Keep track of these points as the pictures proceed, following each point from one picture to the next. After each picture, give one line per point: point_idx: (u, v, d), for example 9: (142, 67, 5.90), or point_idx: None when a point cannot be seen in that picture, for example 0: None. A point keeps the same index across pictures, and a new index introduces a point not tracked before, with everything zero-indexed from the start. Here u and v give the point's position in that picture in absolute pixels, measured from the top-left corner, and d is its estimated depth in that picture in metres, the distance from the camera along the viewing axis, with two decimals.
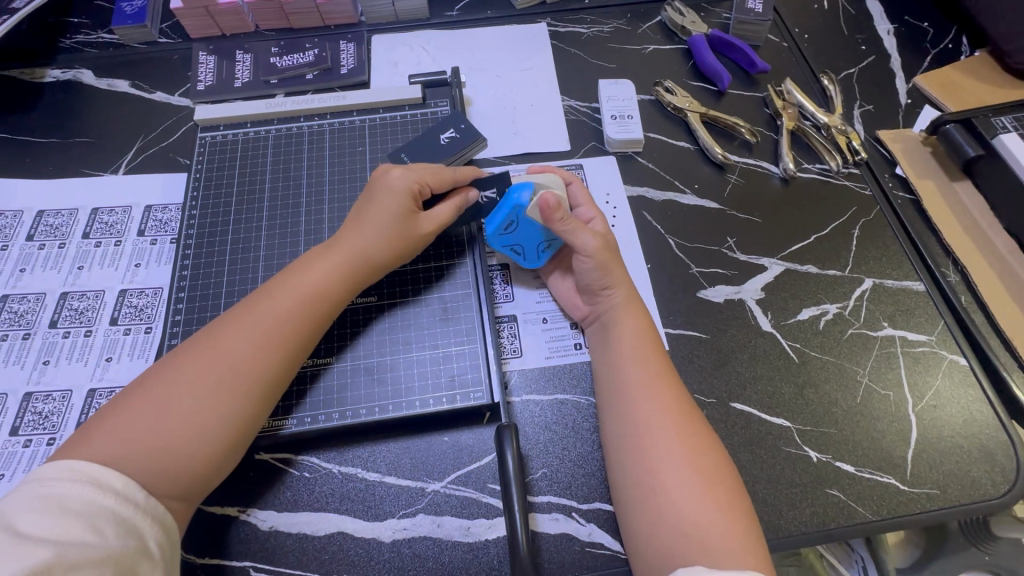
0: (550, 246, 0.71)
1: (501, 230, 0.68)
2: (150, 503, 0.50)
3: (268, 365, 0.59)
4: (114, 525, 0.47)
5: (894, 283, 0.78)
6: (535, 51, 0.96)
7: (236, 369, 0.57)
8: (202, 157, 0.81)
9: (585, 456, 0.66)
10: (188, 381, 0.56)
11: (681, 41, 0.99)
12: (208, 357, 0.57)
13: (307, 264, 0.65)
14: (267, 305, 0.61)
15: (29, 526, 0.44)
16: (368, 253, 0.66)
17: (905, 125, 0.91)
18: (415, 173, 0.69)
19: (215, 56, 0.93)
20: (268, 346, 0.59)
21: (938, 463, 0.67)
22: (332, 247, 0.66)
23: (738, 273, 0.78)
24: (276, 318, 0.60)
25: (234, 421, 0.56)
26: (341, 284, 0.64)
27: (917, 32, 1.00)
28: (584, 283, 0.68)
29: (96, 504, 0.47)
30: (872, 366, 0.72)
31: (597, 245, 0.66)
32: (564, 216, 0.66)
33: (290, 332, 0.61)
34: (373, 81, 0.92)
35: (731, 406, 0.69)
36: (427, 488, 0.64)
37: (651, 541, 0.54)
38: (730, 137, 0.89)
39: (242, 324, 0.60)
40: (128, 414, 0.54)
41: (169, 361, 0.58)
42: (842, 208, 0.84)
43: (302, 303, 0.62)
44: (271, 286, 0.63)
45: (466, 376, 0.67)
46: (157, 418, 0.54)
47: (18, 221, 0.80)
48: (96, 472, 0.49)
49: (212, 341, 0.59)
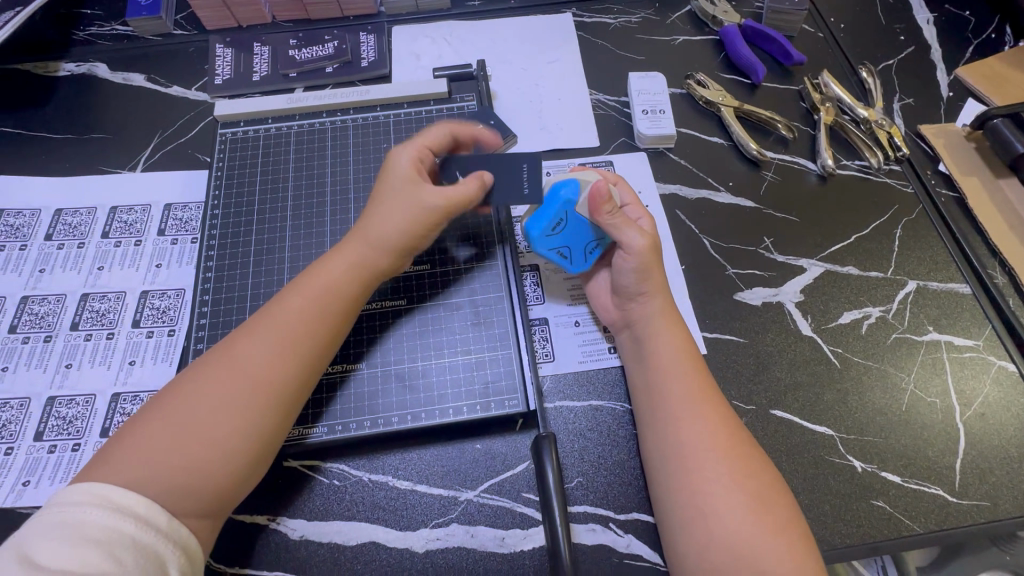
0: (599, 246, 0.67)
1: (548, 229, 0.65)
2: (172, 526, 0.48)
3: (285, 372, 0.56)
4: (133, 552, 0.45)
5: (938, 286, 0.75)
6: (560, 42, 0.93)
7: (254, 380, 0.54)
8: (223, 155, 0.79)
9: (623, 464, 0.64)
10: (203, 392, 0.53)
11: (712, 32, 0.95)
12: (222, 366, 0.55)
13: (321, 265, 0.62)
14: (286, 313, 0.58)
15: (46, 557, 0.43)
16: (376, 236, 0.62)
17: (947, 119, 0.88)
18: (412, 144, 0.66)
19: (232, 49, 0.90)
20: (283, 352, 0.56)
21: (987, 473, 0.65)
22: (347, 243, 0.63)
23: (776, 275, 0.75)
24: (291, 321, 0.58)
25: (252, 431, 0.53)
26: (353, 280, 0.62)
27: (958, 21, 0.96)
28: (621, 286, 0.65)
29: (114, 530, 0.45)
30: (916, 373, 0.70)
31: (643, 242, 0.63)
32: (612, 210, 0.63)
33: (308, 339, 0.58)
34: (394, 75, 0.90)
35: (772, 414, 0.67)
36: (461, 497, 0.62)
37: (703, 566, 0.52)
38: (765, 132, 0.86)
39: (261, 333, 0.57)
40: (144, 432, 0.51)
41: (185, 375, 0.55)
42: (883, 207, 0.81)
43: (316, 305, 0.59)
44: (285, 290, 0.61)
45: (500, 382, 0.65)
46: (173, 433, 0.51)
47: (36, 219, 0.79)
48: (116, 497, 0.47)
49: (225, 350, 0.56)
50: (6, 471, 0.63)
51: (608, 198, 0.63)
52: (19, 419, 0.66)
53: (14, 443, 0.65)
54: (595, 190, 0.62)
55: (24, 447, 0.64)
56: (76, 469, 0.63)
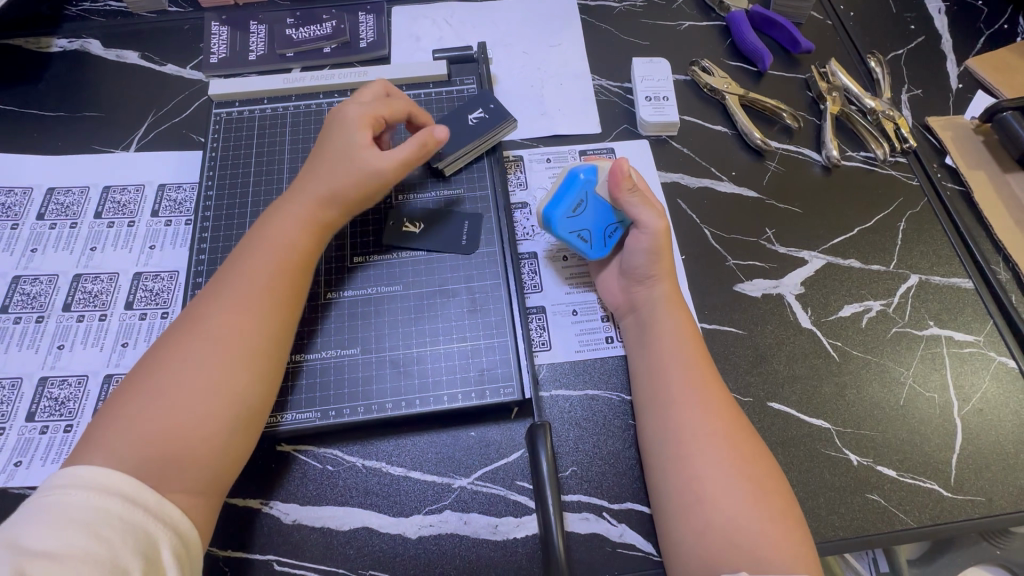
0: (619, 228, 0.67)
1: (569, 211, 0.66)
2: (160, 505, 0.47)
3: (246, 324, 0.55)
4: (119, 532, 0.44)
5: (940, 280, 0.75)
6: (564, 26, 0.91)
7: (218, 338, 0.54)
8: (218, 135, 0.78)
9: (617, 455, 0.64)
10: (169, 358, 0.53)
11: (718, 17, 0.93)
12: (185, 331, 0.55)
13: (273, 222, 0.62)
14: (242, 270, 0.58)
15: (33, 539, 0.42)
16: (328, 191, 0.63)
17: (955, 111, 0.86)
18: (368, 105, 0.67)
19: (228, 27, 0.89)
20: (242, 306, 0.56)
21: (983, 469, 0.65)
22: (292, 199, 0.64)
23: (776, 266, 0.75)
24: (248, 276, 0.58)
25: (221, 385, 0.52)
26: (307, 234, 0.62)
27: (970, 11, 0.94)
28: (631, 267, 0.66)
29: (99, 511, 0.44)
30: (916, 367, 0.69)
31: (659, 224, 0.65)
32: (631, 187, 0.65)
33: (268, 291, 0.58)
34: (393, 56, 0.88)
35: (769, 406, 0.67)
36: (454, 485, 0.62)
37: (699, 552, 0.51)
38: (770, 122, 0.85)
39: (221, 294, 0.57)
40: (118, 409, 0.50)
41: (154, 350, 0.55)
42: (888, 200, 0.80)
43: (273, 260, 0.59)
44: (239, 252, 0.61)
45: (495, 371, 0.65)
46: (146, 404, 0.50)
47: (28, 198, 0.77)
48: (101, 477, 0.46)
49: (185, 317, 0.56)
50: None
51: (626, 177, 0.66)
52: (11, 400, 0.65)
53: (6, 423, 0.64)
54: (614, 167, 0.66)
55: (16, 428, 0.64)
56: (68, 450, 0.63)
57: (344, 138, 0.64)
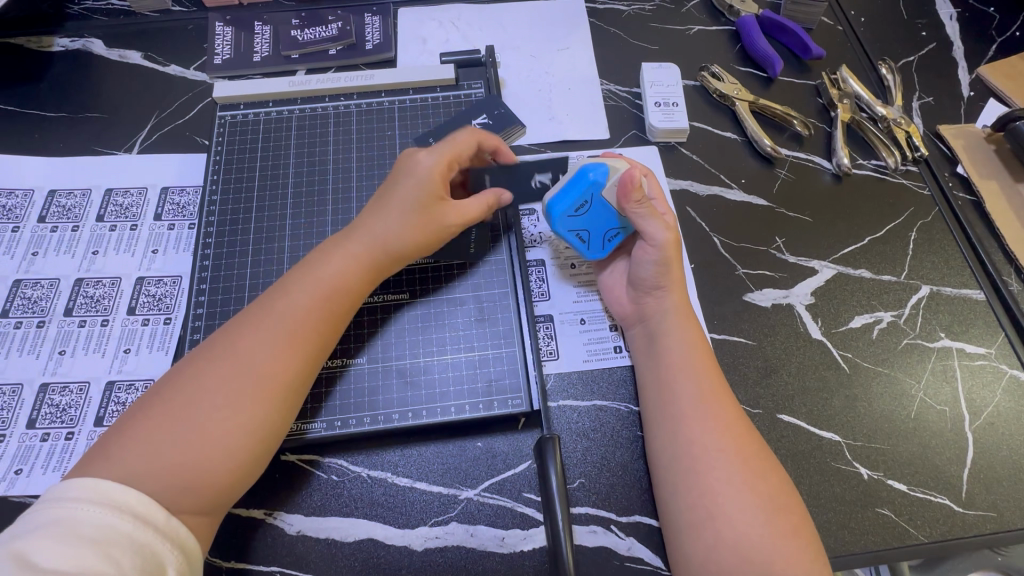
0: (620, 234, 0.66)
1: (572, 210, 0.64)
2: (168, 522, 0.46)
3: (290, 368, 0.54)
4: (126, 551, 0.43)
5: (952, 291, 0.74)
6: (572, 29, 0.90)
7: (254, 374, 0.53)
8: (222, 138, 0.77)
9: (625, 467, 0.63)
10: (206, 388, 0.51)
11: (728, 22, 0.92)
12: (227, 362, 0.53)
13: (325, 255, 0.60)
14: (285, 306, 0.56)
15: (36, 554, 0.41)
16: (388, 242, 0.61)
17: (966, 120, 0.85)
18: (442, 152, 0.63)
19: (232, 28, 0.87)
20: (289, 348, 0.55)
21: (994, 483, 0.64)
22: (351, 236, 0.61)
23: (786, 276, 0.74)
24: (295, 314, 0.56)
25: (255, 428, 0.52)
26: (358, 277, 0.60)
27: (982, 18, 0.93)
28: (639, 277, 0.64)
29: (107, 528, 0.43)
30: (927, 380, 0.69)
31: (668, 238, 0.63)
32: (641, 199, 0.62)
33: (309, 333, 0.56)
34: (400, 59, 0.87)
35: (778, 418, 0.66)
36: (461, 496, 0.61)
37: (711, 568, 0.51)
38: (779, 128, 0.84)
39: (260, 326, 0.55)
40: (144, 427, 0.49)
41: (183, 370, 0.53)
42: (899, 209, 0.79)
43: (321, 300, 0.58)
44: (286, 281, 0.59)
45: (503, 381, 0.64)
46: (175, 430, 0.49)
47: (29, 200, 0.76)
48: (110, 492, 0.45)
49: (227, 344, 0.54)
50: None
51: (639, 187, 0.61)
52: (11, 406, 0.64)
53: (7, 430, 0.63)
54: (629, 175, 0.61)
55: (16, 435, 0.63)
56: (70, 458, 0.62)
57: (418, 191, 0.62)
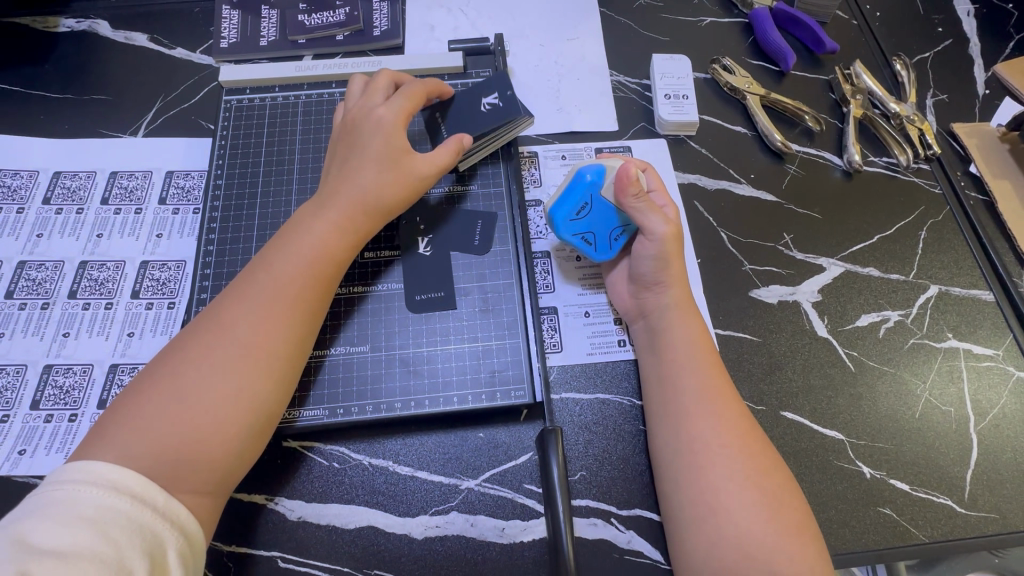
0: (624, 233, 0.66)
1: (573, 213, 0.65)
2: (169, 504, 0.46)
3: (274, 336, 0.54)
4: (128, 532, 0.43)
5: (961, 291, 0.73)
6: (582, 19, 0.89)
7: (241, 344, 0.53)
8: (228, 123, 0.76)
9: (628, 461, 0.63)
10: (194, 358, 0.51)
11: (741, 14, 0.91)
12: (211, 333, 0.53)
13: (306, 223, 0.60)
14: (271, 275, 0.56)
15: (38, 537, 0.41)
16: (363, 194, 0.61)
17: (981, 118, 0.84)
18: (401, 104, 0.65)
19: (239, 11, 0.86)
20: (270, 316, 0.54)
21: (997, 486, 0.64)
22: (331, 199, 0.61)
23: (794, 273, 0.73)
24: (279, 284, 0.56)
25: (242, 395, 0.51)
26: (342, 241, 0.60)
27: (1000, 15, 0.91)
28: (637, 273, 0.64)
29: (108, 509, 0.43)
30: (932, 380, 0.68)
31: (668, 231, 0.63)
32: (637, 193, 0.62)
33: (295, 301, 0.56)
34: (407, 46, 0.86)
35: (782, 415, 0.66)
36: (461, 486, 0.61)
37: (710, 563, 0.51)
38: (791, 124, 0.83)
39: (246, 297, 0.55)
40: (137, 402, 0.50)
41: (176, 344, 0.53)
42: (909, 207, 0.78)
43: (305, 267, 0.57)
44: (268, 253, 0.58)
45: (507, 373, 0.64)
46: (166, 403, 0.49)
47: (34, 181, 0.76)
48: (108, 474, 0.45)
49: (214, 316, 0.54)
50: (3, 439, 0.62)
51: (635, 182, 0.62)
52: (16, 387, 0.65)
53: (11, 410, 0.64)
54: (621, 171, 0.62)
55: (20, 416, 0.63)
56: (72, 440, 0.62)
57: (383, 140, 0.63)
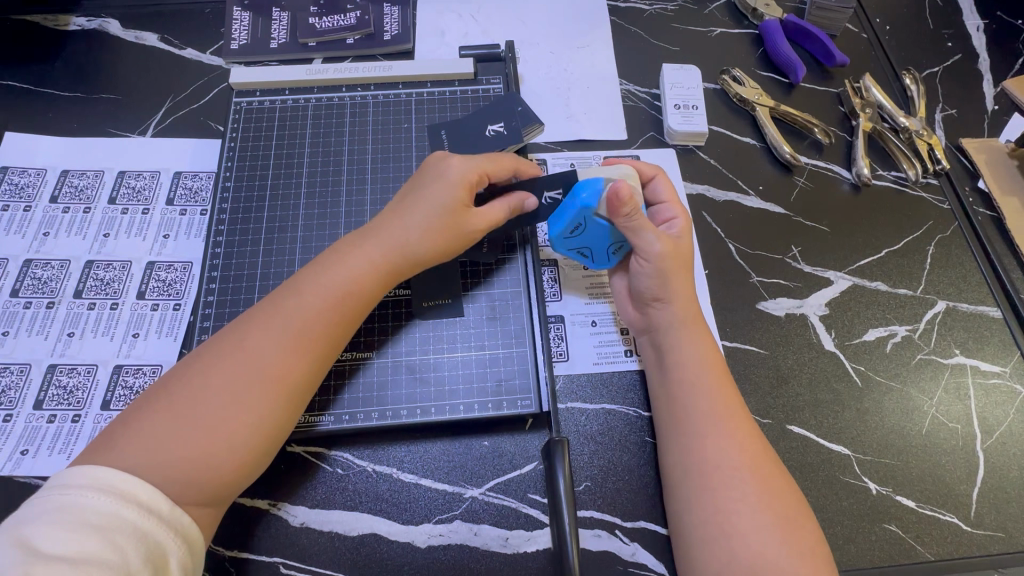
0: (619, 249, 0.65)
1: (567, 231, 0.63)
2: (174, 513, 0.46)
3: (298, 370, 0.53)
4: (132, 541, 0.43)
5: (968, 308, 0.73)
6: (592, 27, 0.89)
7: (262, 373, 0.52)
8: (237, 125, 0.76)
9: (634, 471, 0.62)
10: (214, 383, 0.50)
11: (751, 25, 0.91)
12: (234, 358, 0.52)
13: (339, 255, 0.58)
14: (296, 304, 0.55)
15: (43, 541, 0.41)
16: (408, 243, 0.59)
17: (989, 133, 0.84)
18: (476, 161, 0.61)
19: (250, 13, 0.87)
20: (297, 348, 0.54)
21: (1004, 505, 0.63)
22: (366, 233, 0.59)
23: (801, 285, 0.73)
24: (304, 316, 0.55)
25: (262, 427, 0.51)
26: (371, 275, 0.58)
27: (1009, 31, 0.91)
28: (638, 290, 0.64)
29: (114, 517, 0.43)
30: (939, 396, 0.68)
31: (665, 251, 0.61)
32: (632, 212, 0.59)
33: (319, 333, 0.55)
34: (417, 51, 0.86)
35: (788, 429, 0.65)
36: (466, 494, 0.61)
37: None
38: (800, 136, 0.83)
39: (272, 324, 0.54)
40: (149, 418, 0.49)
41: (194, 361, 0.53)
42: (917, 222, 0.78)
43: (331, 299, 0.56)
44: (297, 280, 0.57)
45: (514, 381, 0.64)
46: (180, 424, 0.48)
47: (42, 179, 0.76)
48: (114, 481, 0.44)
49: (237, 339, 0.53)
50: (5, 439, 0.62)
51: (628, 201, 0.58)
52: (19, 386, 0.64)
53: (13, 410, 0.63)
54: (614, 191, 0.57)
55: (23, 415, 0.63)
56: (75, 441, 0.62)
57: (441, 192, 0.59)
